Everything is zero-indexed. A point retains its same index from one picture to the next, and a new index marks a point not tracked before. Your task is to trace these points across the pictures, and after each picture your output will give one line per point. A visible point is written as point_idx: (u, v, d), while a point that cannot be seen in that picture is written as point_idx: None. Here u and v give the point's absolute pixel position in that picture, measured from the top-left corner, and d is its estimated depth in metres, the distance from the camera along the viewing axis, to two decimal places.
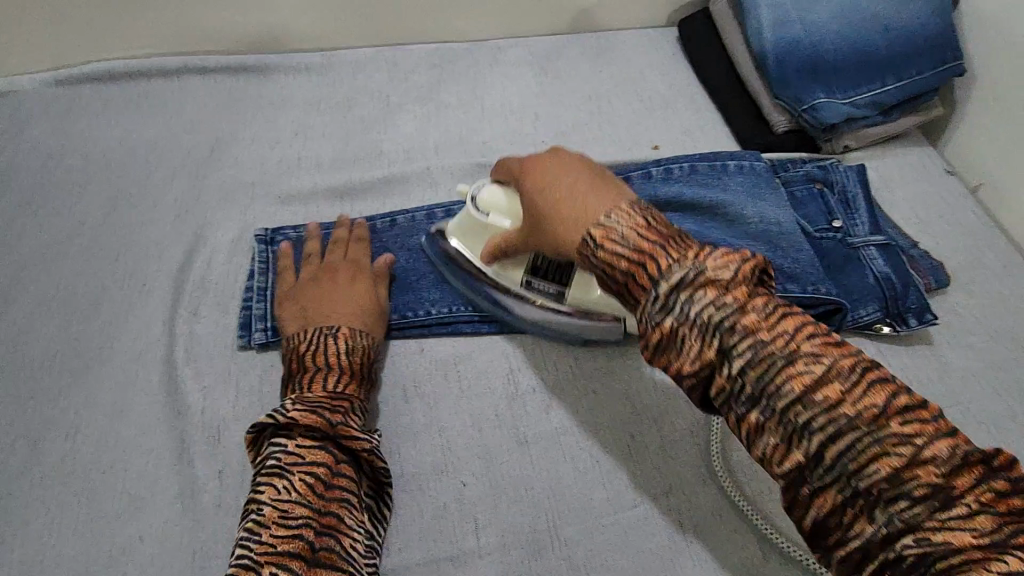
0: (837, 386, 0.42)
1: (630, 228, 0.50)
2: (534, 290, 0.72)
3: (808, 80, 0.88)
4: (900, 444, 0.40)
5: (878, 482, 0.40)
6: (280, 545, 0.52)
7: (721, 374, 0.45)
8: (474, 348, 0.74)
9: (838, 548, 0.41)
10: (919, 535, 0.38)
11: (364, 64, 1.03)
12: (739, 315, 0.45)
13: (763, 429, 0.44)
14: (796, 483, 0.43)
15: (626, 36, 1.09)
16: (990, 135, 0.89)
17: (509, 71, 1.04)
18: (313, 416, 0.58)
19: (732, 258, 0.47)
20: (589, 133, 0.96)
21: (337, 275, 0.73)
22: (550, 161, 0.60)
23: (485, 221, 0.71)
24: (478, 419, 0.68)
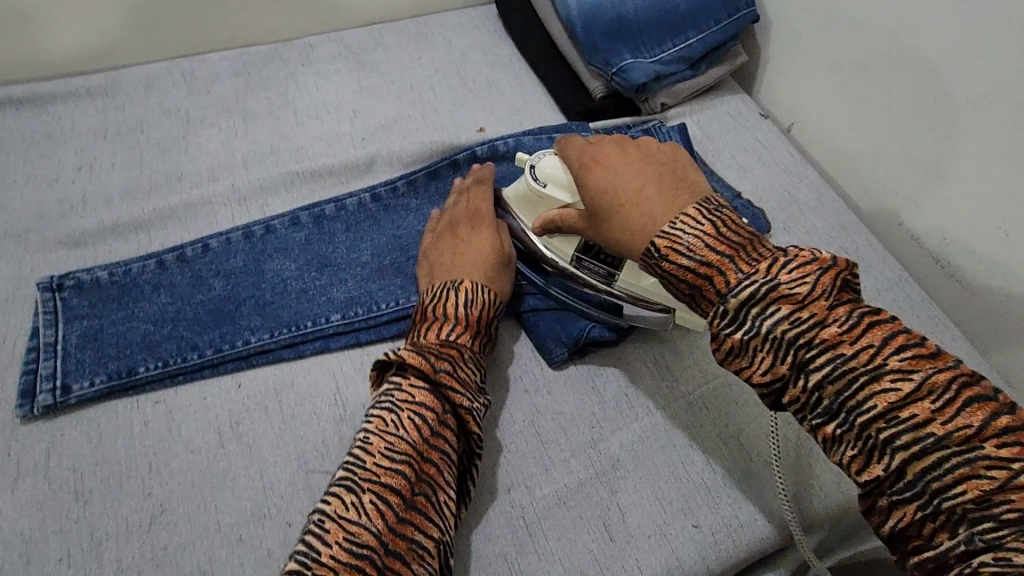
0: (925, 404, 0.43)
1: (696, 237, 0.53)
2: (585, 270, 0.71)
3: (615, 42, 0.87)
4: (991, 468, 0.40)
5: (961, 502, 0.41)
6: (382, 477, 0.52)
7: (796, 389, 0.47)
8: (297, 373, 0.68)
9: (915, 557, 0.43)
10: (999, 554, 0.39)
11: (156, 80, 0.93)
12: (818, 329, 0.46)
13: (841, 441, 0.46)
14: (875, 492, 0.45)
15: (443, 19, 1.06)
16: (792, 75, 0.93)
17: (323, 69, 0.97)
18: (422, 358, 0.59)
19: (810, 267, 0.48)
20: (412, 122, 0.91)
21: (461, 232, 0.73)
22: (615, 157, 0.63)
23: (543, 193, 0.70)
24: (303, 451, 0.62)
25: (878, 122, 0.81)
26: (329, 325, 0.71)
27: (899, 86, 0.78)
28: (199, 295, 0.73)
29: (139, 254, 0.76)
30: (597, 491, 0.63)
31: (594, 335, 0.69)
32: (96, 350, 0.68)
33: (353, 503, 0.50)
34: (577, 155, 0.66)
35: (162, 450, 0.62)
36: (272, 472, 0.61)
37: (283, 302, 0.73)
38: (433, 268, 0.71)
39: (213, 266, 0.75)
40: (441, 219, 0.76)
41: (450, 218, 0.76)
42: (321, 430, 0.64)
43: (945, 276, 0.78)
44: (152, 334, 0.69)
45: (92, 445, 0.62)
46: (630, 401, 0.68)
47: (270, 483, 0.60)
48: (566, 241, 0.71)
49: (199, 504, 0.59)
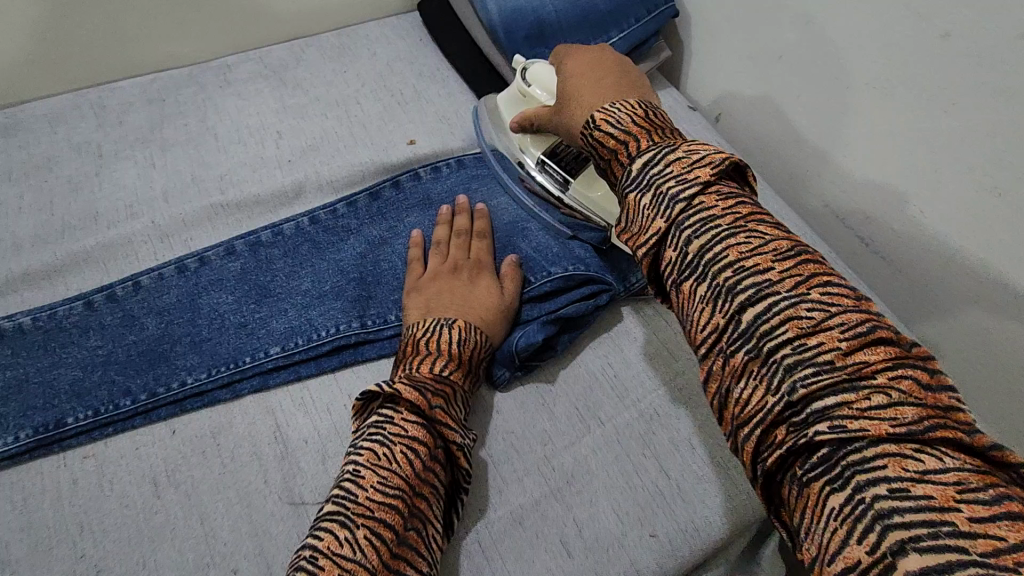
0: (772, 259, 0.40)
1: (628, 114, 0.52)
2: (546, 172, 0.77)
3: (538, 45, 0.87)
4: (829, 321, 0.37)
5: (786, 348, 0.38)
6: (377, 511, 0.50)
7: (668, 244, 0.44)
8: (235, 413, 0.66)
9: (742, 427, 0.39)
10: (836, 421, 0.35)
11: (63, 114, 0.88)
12: (699, 190, 0.44)
13: (694, 295, 0.42)
14: (716, 351, 0.41)
15: (367, 30, 1.03)
16: (715, 68, 0.94)
17: (242, 90, 0.94)
18: (419, 393, 0.58)
19: (710, 148, 0.47)
20: (340, 139, 0.89)
21: (458, 277, 0.72)
22: (586, 53, 0.63)
23: (525, 91, 0.77)
24: (244, 494, 0.60)
25: (798, 110, 0.84)
26: (268, 358, 0.69)
27: (813, 74, 0.80)
28: (130, 335, 0.70)
29: (64, 296, 0.72)
30: (553, 508, 0.62)
31: (523, 344, 0.68)
32: (21, 402, 0.64)
33: (347, 539, 0.48)
34: (557, 55, 0.67)
35: (94, 508, 0.59)
36: (214, 518, 0.59)
37: (221, 338, 0.70)
38: (431, 297, 0.70)
39: (145, 304, 0.72)
40: (442, 249, 0.75)
41: (451, 252, 0.75)
42: (263, 471, 0.62)
43: (870, 254, 0.81)
44: (80, 382, 0.66)
45: (15, 511, 0.59)
46: (579, 409, 0.68)
47: (212, 531, 0.58)
48: (538, 141, 0.77)
49: (136, 561, 0.56)
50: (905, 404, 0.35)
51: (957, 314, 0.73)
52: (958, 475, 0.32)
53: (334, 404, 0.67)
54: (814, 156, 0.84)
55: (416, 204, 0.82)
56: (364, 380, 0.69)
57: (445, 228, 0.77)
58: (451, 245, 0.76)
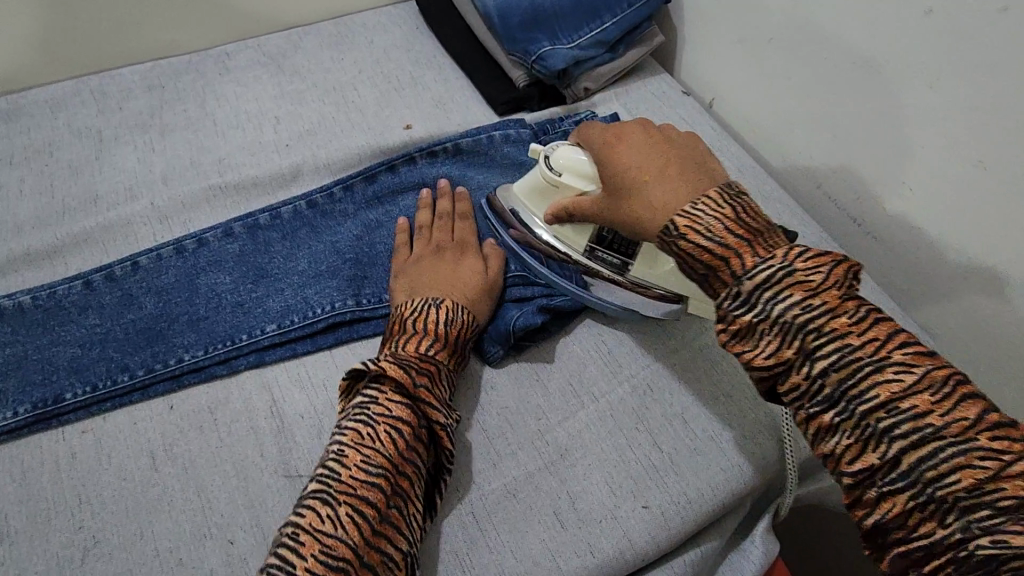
0: (925, 396, 0.43)
1: (716, 220, 0.52)
2: (599, 260, 0.71)
3: (532, 30, 0.87)
4: (985, 456, 0.40)
5: (954, 488, 0.40)
6: (359, 489, 0.51)
7: (797, 373, 0.47)
8: (231, 389, 0.66)
9: (902, 551, 0.42)
10: (996, 537, 0.38)
11: (63, 100, 0.89)
12: (830, 319, 0.46)
13: (839, 429, 0.45)
14: (863, 482, 0.44)
15: (364, 18, 1.04)
16: (708, 53, 0.95)
17: (241, 77, 0.95)
18: (402, 372, 0.59)
19: (823, 259, 0.49)
20: (337, 125, 0.90)
21: (444, 258, 0.72)
22: (635, 130, 0.63)
23: (558, 182, 0.69)
24: (241, 467, 0.61)
25: (790, 91, 0.84)
26: (264, 335, 0.69)
27: (803, 55, 0.81)
28: (128, 314, 0.70)
29: (64, 276, 0.73)
30: (547, 481, 0.62)
31: (521, 324, 0.68)
32: (20, 379, 0.65)
33: (329, 516, 0.49)
34: (592, 134, 0.66)
35: (93, 481, 0.60)
36: (211, 490, 0.60)
37: (218, 316, 0.71)
38: (416, 279, 0.70)
39: (143, 284, 0.73)
40: (427, 232, 0.75)
41: (434, 235, 0.75)
42: (260, 445, 0.62)
43: (862, 234, 0.81)
44: (79, 358, 0.67)
45: (15, 482, 0.59)
46: (573, 386, 0.69)
47: (208, 503, 0.59)
48: (579, 231, 0.71)
49: (133, 531, 0.57)
50: None
51: (947, 292, 0.73)
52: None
53: (330, 381, 0.67)
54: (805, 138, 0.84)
55: (411, 186, 0.83)
56: (359, 356, 0.70)
57: (427, 212, 0.77)
58: (436, 226, 0.75)
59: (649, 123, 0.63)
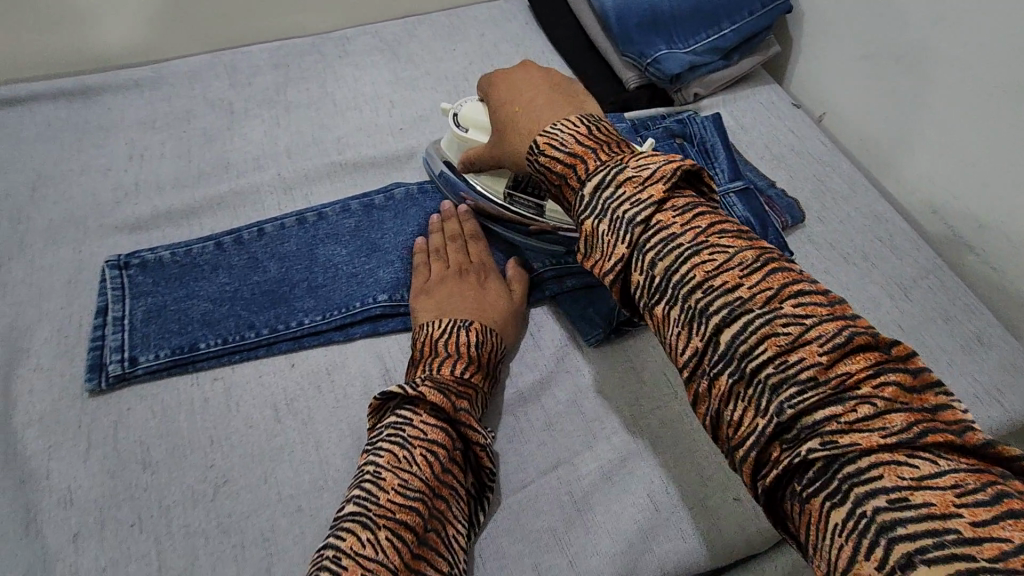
0: (735, 273, 0.43)
1: (570, 135, 0.55)
2: (518, 206, 0.72)
3: (650, 33, 0.88)
4: (789, 324, 0.40)
5: (767, 364, 0.40)
6: (397, 513, 0.51)
7: (635, 270, 0.47)
8: (347, 355, 0.71)
9: (736, 447, 0.42)
10: (827, 438, 0.37)
11: (200, 72, 0.96)
12: (654, 210, 0.47)
13: (670, 320, 0.45)
14: (696, 374, 0.44)
15: (477, 11, 1.07)
16: (824, 66, 0.93)
17: (359, 61, 0.99)
18: (442, 396, 0.58)
19: (657, 160, 0.50)
20: (448, 113, 0.93)
21: (466, 282, 0.71)
22: (517, 75, 0.66)
23: (466, 137, 0.74)
24: (356, 428, 0.65)
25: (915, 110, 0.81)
26: (376, 305, 0.73)
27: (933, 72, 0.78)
28: (254, 277, 0.76)
29: (198, 236, 0.79)
30: (646, 472, 0.63)
31: (624, 313, 0.69)
32: (159, 325, 0.71)
33: (370, 540, 0.49)
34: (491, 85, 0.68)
35: (223, 424, 0.65)
36: (328, 447, 0.64)
37: (335, 285, 0.75)
38: (444, 299, 0.70)
39: (267, 249, 0.78)
40: (441, 256, 0.75)
41: (452, 258, 0.74)
42: None
43: (980, 263, 0.79)
44: (211, 312, 0.72)
45: (157, 418, 0.65)
46: (675, 379, 0.68)
47: (325, 458, 0.63)
48: (495, 179, 0.73)
49: (258, 475, 0.62)
50: (894, 412, 0.37)
51: None
52: (967, 479, 0.34)
53: None
54: (923, 159, 0.82)
55: None
56: None
57: (438, 236, 0.77)
58: (451, 250, 0.75)
59: (528, 66, 0.67)
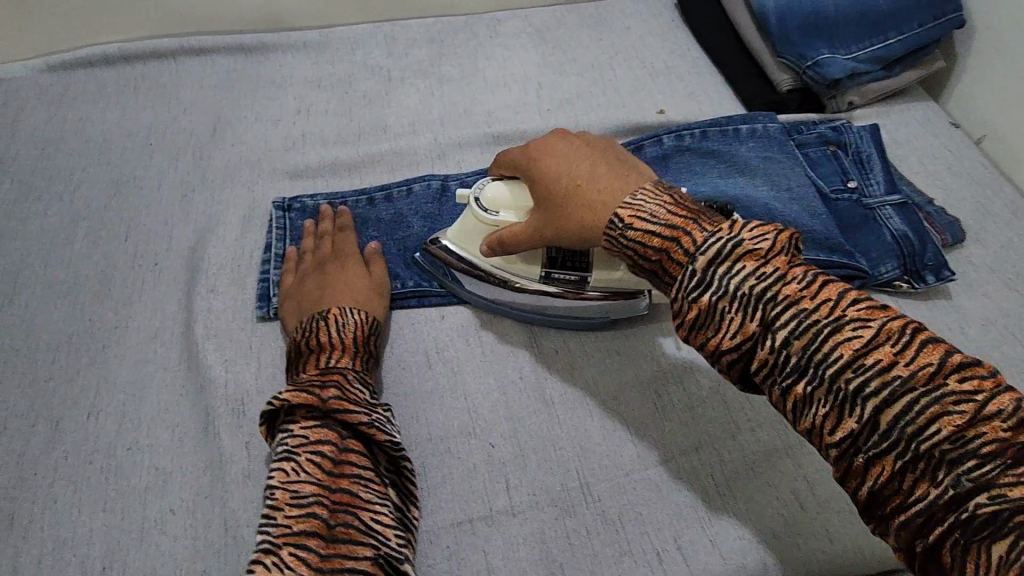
0: (887, 347, 0.41)
1: (658, 207, 0.53)
2: (554, 281, 0.69)
3: (811, 36, 0.87)
4: (959, 401, 0.38)
5: (939, 440, 0.38)
6: (295, 526, 0.49)
7: (763, 348, 0.45)
8: (493, 313, 0.73)
9: (893, 515, 0.40)
10: (993, 493, 0.36)
11: (362, 41, 1.02)
12: (782, 284, 0.44)
13: (812, 399, 0.43)
14: (848, 451, 0.42)
15: (623, 4, 1.09)
16: (990, 86, 0.90)
17: (509, 43, 1.03)
18: (305, 394, 0.57)
19: (767, 229, 0.48)
20: (593, 99, 0.95)
21: (326, 274, 0.71)
22: (563, 144, 0.64)
23: (496, 220, 0.67)
24: (502, 382, 0.67)
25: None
26: None
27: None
28: (400, 232, 0.79)
29: (353, 189, 0.84)
30: (788, 464, 0.62)
31: None
32: None
33: (274, 564, 0.47)
34: (535, 151, 0.65)
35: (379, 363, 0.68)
36: (475, 396, 0.66)
37: None
38: (302, 297, 0.69)
39: (412, 207, 0.81)
40: (307, 258, 0.74)
41: (319, 251, 0.74)
42: (519, 367, 0.68)
43: None
44: None
45: None
46: None
47: (473, 406, 0.65)
48: (531, 260, 0.68)
49: (409, 414, 0.65)
50: None
51: None
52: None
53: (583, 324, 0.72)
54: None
55: (662, 171, 0.83)
56: None
57: (311, 240, 0.76)
58: (314, 250, 0.75)
59: (570, 134, 0.66)
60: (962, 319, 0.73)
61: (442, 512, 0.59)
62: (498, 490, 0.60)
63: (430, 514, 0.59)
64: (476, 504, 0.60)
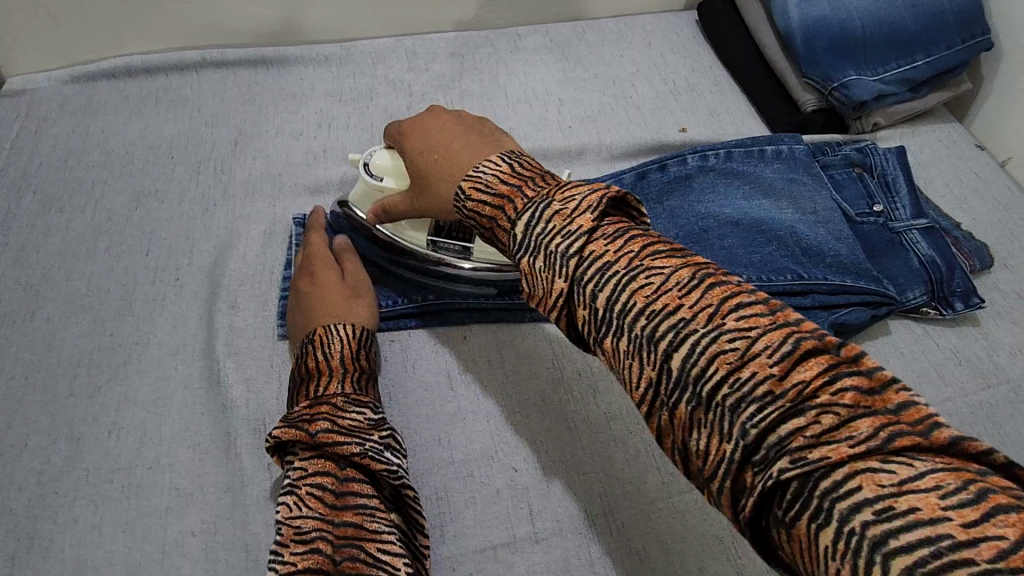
0: (763, 360, 0.37)
1: (493, 176, 0.54)
2: (442, 251, 0.71)
3: (837, 57, 0.86)
4: (799, 386, 0.36)
5: (721, 388, 0.38)
6: (300, 563, 0.48)
7: (579, 304, 0.44)
8: (515, 333, 0.72)
9: (709, 483, 0.39)
10: (794, 457, 0.34)
11: (383, 54, 1.02)
12: (589, 242, 0.45)
13: (620, 353, 0.42)
14: (678, 423, 0.40)
15: (644, 20, 1.09)
16: (1017, 109, 0.89)
17: (530, 58, 1.03)
18: (296, 429, 0.55)
19: (598, 191, 0.47)
20: (614, 116, 0.95)
21: (303, 288, 0.69)
22: (424, 122, 0.65)
23: (379, 185, 0.70)
24: (525, 404, 0.67)
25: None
26: None
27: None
28: None
29: None
30: None
31: None
32: None
33: None
34: (401, 133, 0.67)
35: (401, 383, 0.68)
36: (497, 419, 0.65)
37: None
38: (289, 313, 0.69)
39: None
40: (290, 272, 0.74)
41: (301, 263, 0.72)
42: (541, 390, 0.68)
43: None
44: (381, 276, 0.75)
45: None
46: None
47: (496, 428, 0.65)
48: (418, 226, 0.70)
49: (432, 436, 0.64)
50: (917, 464, 0.32)
51: None
52: (934, 477, 0.31)
53: None
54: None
55: (686, 192, 0.82)
56: None
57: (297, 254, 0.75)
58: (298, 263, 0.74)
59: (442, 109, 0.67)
60: (991, 347, 0.72)
61: (465, 538, 0.59)
62: (521, 516, 0.60)
63: (452, 540, 0.58)
64: (499, 530, 0.59)
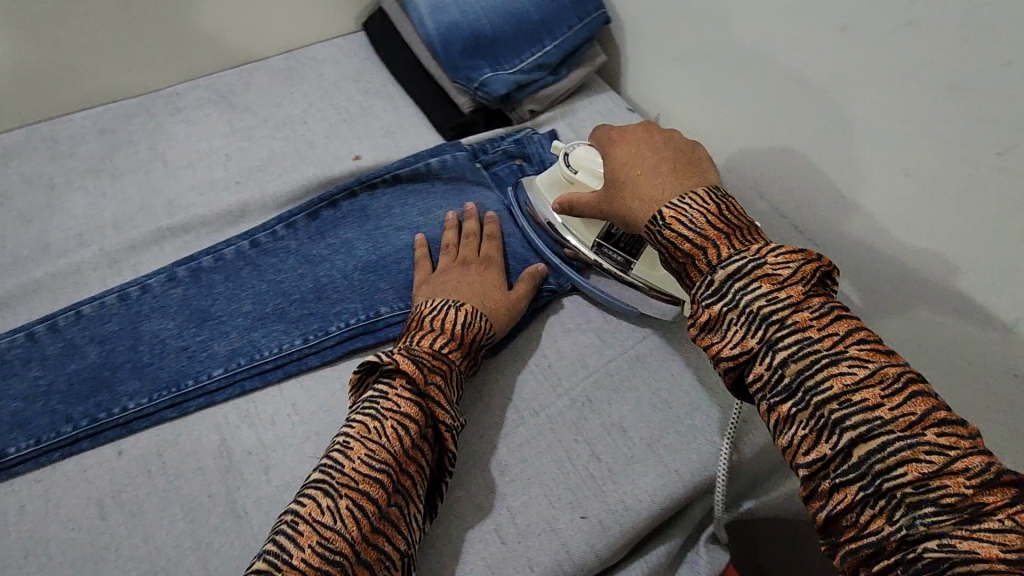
0: (877, 389, 0.44)
1: (699, 214, 0.54)
2: (604, 255, 0.73)
3: (472, 59, 0.89)
4: (932, 452, 0.41)
5: (903, 484, 0.41)
6: (362, 484, 0.51)
7: (761, 363, 0.48)
8: (180, 431, 0.67)
9: (849, 541, 0.43)
10: (944, 542, 0.39)
11: (15, 148, 0.90)
12: (792, 311, 0.48)
13: (796, 420, 0.46)
14: (817, 474, 0.45)
15: (315, 52, 1.06)
16: (647, 70, 0.96)
17: (192, 116, 0.96)
18: (416, 367, 0.58)
19: (795, 256, 0.50)
20: (287, 160, 0.91)
21: (472, 270, 0.72)
22: (637, 135, 0.66)
23: (574, 179, 0.73)
24: (189, 508, 0.62)
25: (922, 146, 0.63)
26: (211, 381, 0.69)
27: (811, 93, 0.72)
28: (72, 365, 0.70)
29: (9, 329, 0.73)
30: (487, 500, 0.62)
31: None
32: None
33: (328, 507, 0.49)
34: (615, 140, 0.67)
35: (40, 532, 0.60)
36: (157, 536, 0.60)
37: (161, 362, 0.70)
38: (441, 285, 0.70)
39: (87, 331, 0.72)
40: (451, 249, 0.75)
41: (461, 252, 0.75)
42: (209, 484, 0.63)
43: (803, 240, 0.79)
44: (21, 412, 0.66)
45: None
46: (513, 403, 0.68)
47: (156, 546, 0.60)
48: (590, 225, 0.73)
49: None
50: (1014, 533, 0.38)
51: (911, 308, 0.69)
52: None
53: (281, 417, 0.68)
54: (909, 203, 0.66)
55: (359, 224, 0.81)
56: (306, 387, 0.71)
57: (453, 232, 0.77)
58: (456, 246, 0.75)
59: (654, 126, 0.66)
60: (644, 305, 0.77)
61: None
62: None
63: None
64: None
